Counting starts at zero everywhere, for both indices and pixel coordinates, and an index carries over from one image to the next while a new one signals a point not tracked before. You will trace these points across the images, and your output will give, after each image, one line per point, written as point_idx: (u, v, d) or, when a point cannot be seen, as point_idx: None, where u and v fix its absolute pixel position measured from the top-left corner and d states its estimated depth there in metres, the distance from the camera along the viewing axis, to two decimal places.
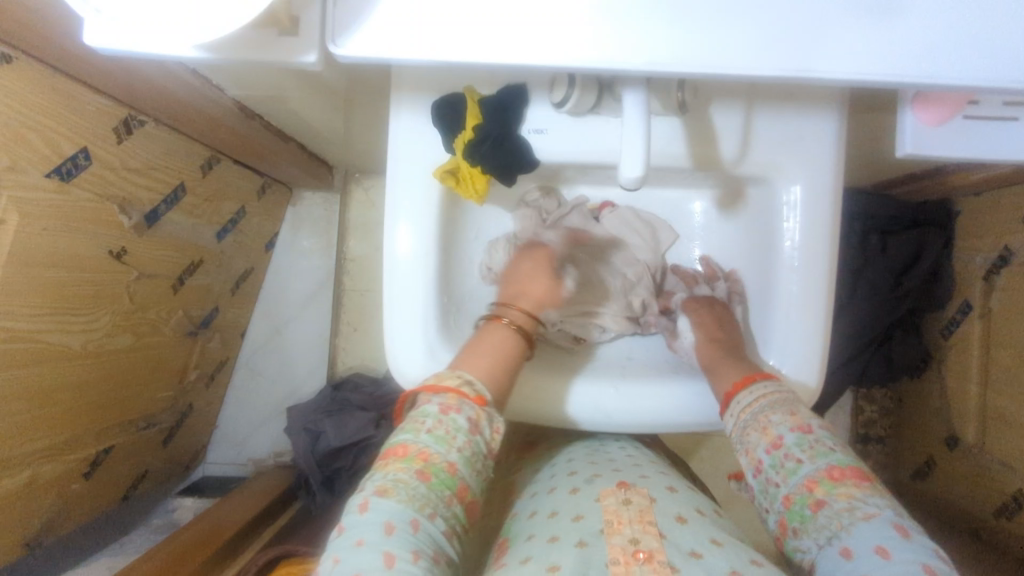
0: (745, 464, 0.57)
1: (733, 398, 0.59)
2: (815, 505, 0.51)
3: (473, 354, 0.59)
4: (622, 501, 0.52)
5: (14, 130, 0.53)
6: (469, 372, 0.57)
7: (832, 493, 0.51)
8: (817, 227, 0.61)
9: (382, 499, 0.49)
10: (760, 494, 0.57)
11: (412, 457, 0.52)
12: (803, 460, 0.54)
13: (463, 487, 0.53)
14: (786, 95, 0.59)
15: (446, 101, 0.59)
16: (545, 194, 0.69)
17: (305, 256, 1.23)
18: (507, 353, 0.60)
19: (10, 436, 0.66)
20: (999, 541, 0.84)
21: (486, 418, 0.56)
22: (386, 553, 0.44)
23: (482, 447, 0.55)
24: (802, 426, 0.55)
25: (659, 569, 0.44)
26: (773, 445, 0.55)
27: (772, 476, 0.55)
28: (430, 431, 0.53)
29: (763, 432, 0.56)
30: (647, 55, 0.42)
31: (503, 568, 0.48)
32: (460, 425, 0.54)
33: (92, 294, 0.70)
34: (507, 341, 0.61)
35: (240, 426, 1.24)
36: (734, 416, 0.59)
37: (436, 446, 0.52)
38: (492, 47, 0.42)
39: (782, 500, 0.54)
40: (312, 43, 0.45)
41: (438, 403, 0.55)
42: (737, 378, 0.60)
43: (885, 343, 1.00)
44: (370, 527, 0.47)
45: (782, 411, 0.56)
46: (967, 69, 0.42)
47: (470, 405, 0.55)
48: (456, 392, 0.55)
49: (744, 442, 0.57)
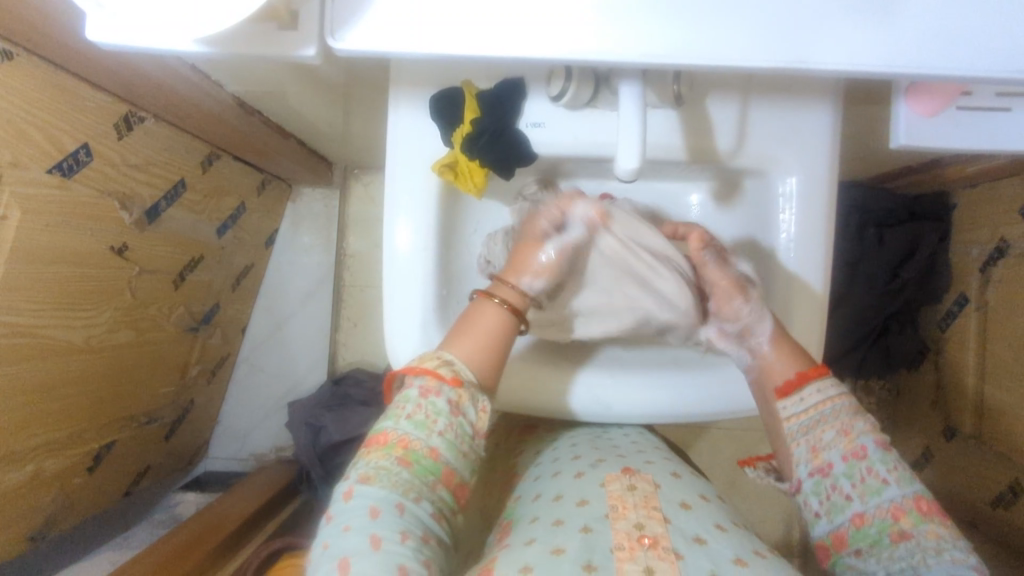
0: (807, 458, 0.58)
1: (805, 381, 0.59)
2: (897, 534, 0.53)
3: (462, 335, 0.59)
4: (626, 487, 0.53)
5: (16, 126, 0.53)
6: (454, 355, 0.57)
7: (919, 528, 0.53)
8: (813, 218, 0.62)
9: (365, 485, 0.50)
10: (811, 493, 0.58)
11: (392, 445, 0.53)
12: (888, 482, 0.55)
13: (449, 472, 0.54)
14: (781, 87, 0.59)
15: (444, 95, 0.59)
16: (544, 185, 0.68)
17: (305, 252, 1.24)
18: (496, 337, 0.60)
19: (15, 431, 0.66)
20: (995, 531, 0.85)
21: (468, 398, 0.56)
22: (373, 535, 0.46)
23: (466, 430, 0.55)
24: (882, 443, 0.56)
25: (663, 555, 0.45)
26: (854, 455, 0.56)
27: (841, 484, 0.56)
28: (410, 416, 0.54)
29: (841, 436, 0.57)
30: (642, 48, 0.43)
31: (507, 548, 0.49)
32: (441, 409, 0.54)
33: (94, 289, 0.71)
34: (498, 324, 0.60)
35: (241, 421, 1.25)
36: (805, 404, 0.59)
37: (417, 432, 0.53)
38: (489, 41, 0.42)
39: (850, 517, 0.55)
40: (312, 38, 0.45)
41: (418, 386, 0.55)
42: (809, 366, 0.60)
43: (883, 336, 0.99)
44: (357, 513, 0.48)
45: (860, 419, 0.57)
46: (960, 59, 0.42)
47: (450, 389, 0.55)
48: (434, 374, 0.55)
49: (811, 436, 0.58)
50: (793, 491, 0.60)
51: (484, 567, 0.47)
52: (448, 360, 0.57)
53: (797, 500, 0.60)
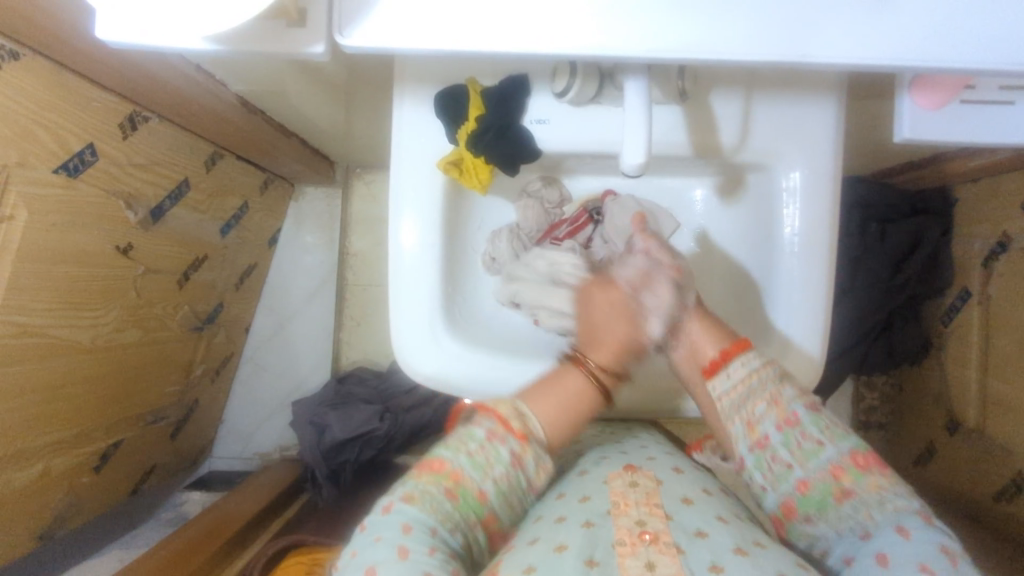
0: (744, 434, 0.59)
1: (727, 359, 0.59)
2: (840, 494, 0.54)
3: (543, 392, 0.59)
4: (628, 483, 0.53)
5: (22, 126, 0.53)
6: (531, 409, 0.58)
7: (860, 483, 0.54)
8: (816, 214, 0.61)
9: (406, 504, 0.51)
10: (754, 469, 0.58)
11: (445, 474, 0.53)
12: (823, 443, 0.56)
13: (491, 516, 0.54)
14: (783, 82, 0.60)
15: (448, 93, 0.59)
16: (546, 183, 0.69)
17: (308, 251, 1.24)
18: (577, 402, 0.60)
19: (21, 431, 0.67)
20: (999, 524, 0.85)
21: (532, 452, 0.56)
22: (402, 547, 0.46)
23: (522, 483, 0.56)
24: (812, 406, 0.58)
25: (664, 550, 0.45)
26: (787, 423, 0.57)
27: (780, 453, 0.57)
28: (471, 454, 0.54)
29: (773, 407, 0.57)
30: (648, 43, 0.43)
31: (512, 549, 0.49)
32: (501, 457, 0.55)
33: (101, 289, 0.71)
34: (581, 388, 0.60)
35: (246, 420, 1.25)
36: (732, 380, 0.59)
37: (471, 471, 0.54)
38: (496, 37, 0.43)
39: (794, 485, 0.56)
40: (320, 35, 0.45)
41: (485, 428, 0.55)
42: (731, 342, 0.61)
43: (886, 332, 1.01)
44: (391, 526, 0.49)
45: (788, 385, 0.58)
46: (969, 52, 0.42)
47: (516, 440, 0.55)
48: (503, 423, 0.56)
49: (746, 411, 0.58)
50: (738, 469, 0.61)
51: (492, 568, 0.47)
52: (522, 411, 0.57)
53: (746, 479, 0.60)
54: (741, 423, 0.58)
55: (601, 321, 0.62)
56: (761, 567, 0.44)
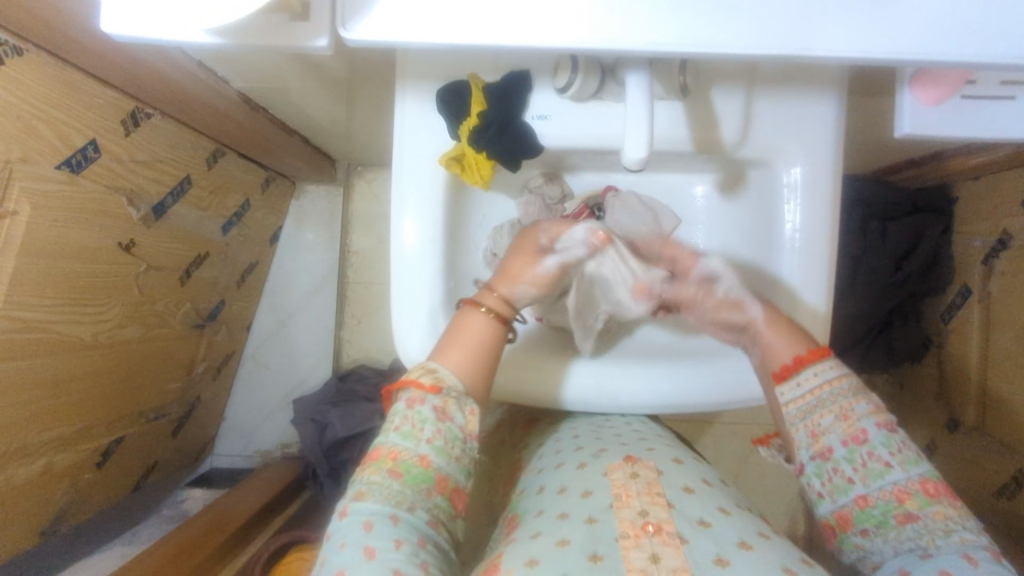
0: (807, 442, 0.58)
1: (801, 366, 0.59)
2: (902, 516, 0.54)
3: (450, 345, 0.59)
4: (629, 475, 0.53)
5: (26, 122, 0.54)
6: (439, 363, 0.58)
7: (926, 510, 0.53)
8: (817, 210, 0.62)
9: (358, 502, 0.51)
10: (813, 475, 0.59)
11: (384, 458, 0.54)
12: (891, 465, 0.55)
13: (442, 477, 0.54)
14: (784, 79, 0.60)
15: (450, 88, 0.60)
16: (548, 179, 0.69)
17: (309, 249, 1.24)
18: (487, 344, 0.59)
19: (24, 426, 0.67)
20: (1001, 521, 0.85)
21: (455, 403, 0.56)
22: (367, 547, 0.47)
23: (456, 433, 0.56)
24: (887, 425, 0.57)
25: (668, 541, 0.45)
26: (854, 439, 0.56)
27: (842, 466, 0.57)
28: (398, 428, 0.55)
29: (841, 420, 0.57)
30: (650, 37, 0.43)
31: (513, 542, 0.49)
32: (426, 417, 0.55)
33: (102, 285, 0.71)
34: (487, 328, 0.60)
35: (247, 418, 1.26)
36: (803, 388, 0.59)
37: (405, 443, 0.54)
38: (499, 33, 0.43)
39: (855, 500, 0.56)
40: (323, 28, 0.46)
41: (405, 398, 0.56)
42: (808, 349, 0.60)
43: (886, 329, 1.00)
44: (351, 528, 0.49)
45: (861, 400, 0.58)
46: (968, 45, 0.43)
47: (433, 395, 0.55)
48: (417, 385, 0.56)
49: (811, 420, 0.58)
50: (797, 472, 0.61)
51: (491, 562, 0.48)
52: (433, 368, 0.57)
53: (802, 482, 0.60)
54: (805, 432, 0.58)
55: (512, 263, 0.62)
56: (768, 561, 0.44)
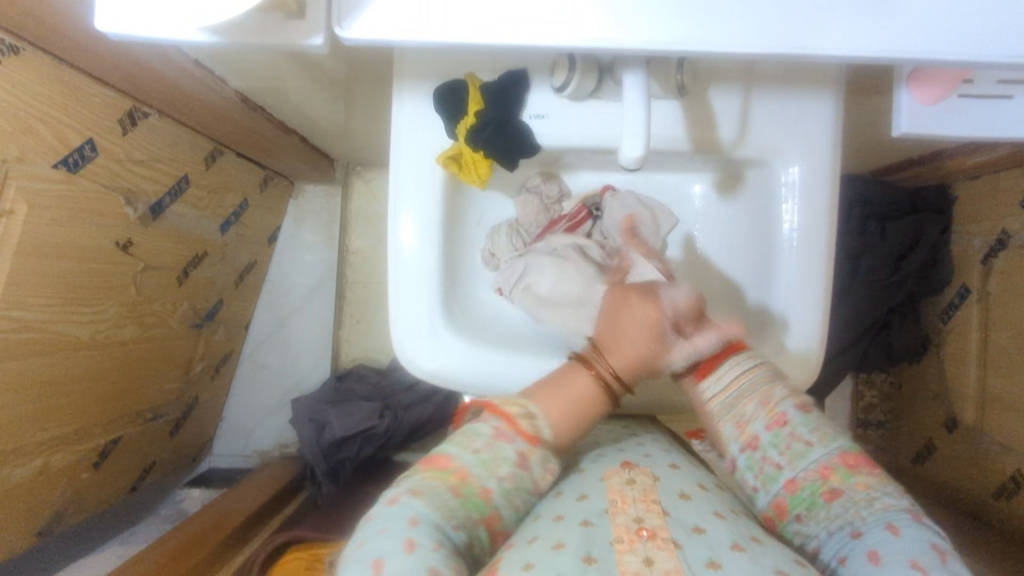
0: (735, 434, 0.59)
1: (719, 358, 0.61)
2: (829, 493, 0.53)
3: (550, 393, 0.59)
4: (626, 481, 0.53)
5: (22, 120, 0.54)
6: (537, 409, 0.58)
7: (849, 482, 0.53)
8: (815, 210, 0.62)
9: (411, 497, 0.50)
10: (746, 469, 0.59)
11: (450, 472, 0.53)
12: (812, 444, 0.56)
13: (494, 515, 0.53)
14: (782, 78, 0.60)
15: (448, 87, 0.60)
16: (546, 179, 0.70)
17: (307, 249, 1.24)
18: (585, 408, 0.59)
19: (21, 426, 0.67)
20: (999, 522, 0.85)
21: (539, 456, 0.56)
22: (408, 539, 0.45)
23: (527, 483, 0.55)
24: (803, 406, 0.58)
25: (662, 545, 0.45)
26: (776, 423, 0.57)
27: (770, 454, 0.57)
28: (478, 452, 0.55)
29: (763, 406, 0.58)
30: (647, 34, 0.43)
31: (511, 548, 0.49)
32: (507, 456, 0.55)
33: (99, 285, 0.71)
34: (587, 387, 0.59)
35: (246, 417, 1.25)
36: (723, 381, 0.60)
37: (477, 469, 0.54)
38: (496, 30, 0.43)
39: (784, 484, 0.56)
40: (319, 26, 0.45)
41: (493, 426, 0.57)
42: (725, 342, 0.61)
43: (884, 329, 1.00)
44: (396, 519, 0.47)
45: (778, 385, 0.59)
46: (967, 43, 0.43)
47: (521, 440, 0.56)
48: (512, 423, 0.57)
49: (735, 411, 0.59)
50: (733, 470, 0.61)
51: (490, 564, 0.47)
52: (530, 412, 0.58)
53: (739, 480, 0.60)
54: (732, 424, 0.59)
55: (629, 337, 0.59)
56: (762, 565, 0.44)
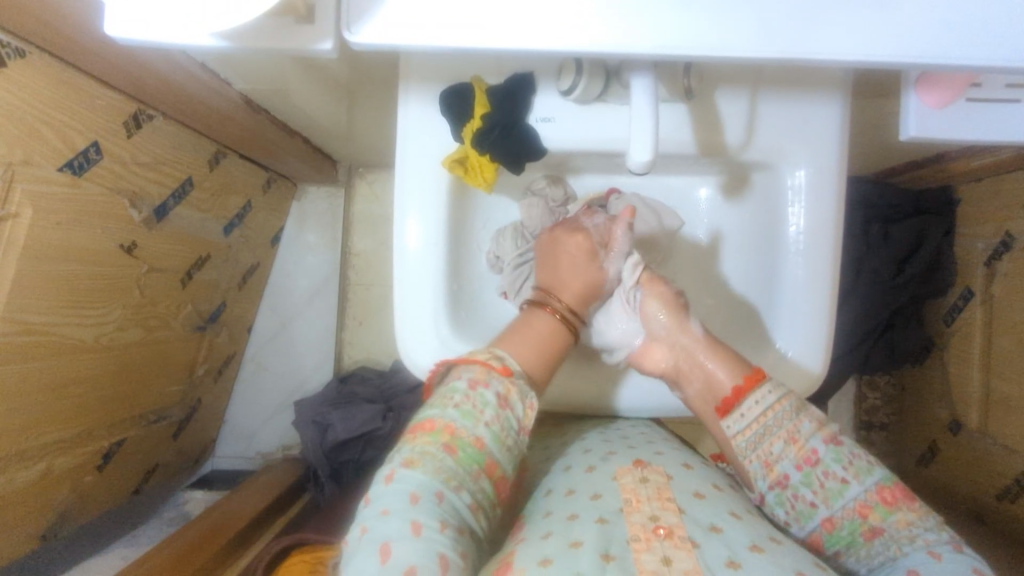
0: (762, 473, 0.58)
1: (741, 397, 0.59)
2: (869, 532, 0.54)
3: (515, 336, 0.61)
4: (639, 479, 0.53)
5: (28, 123, 0.53)
6: (507, 351, 0.59)
7: (888, 520, 0.53)
8: (821, 212, 0.61)
9: (407, 470, 0.49)
10: (776, 504, 0.58)
11: (439, 431, 0.52)
12: (848, 480, 0.55)
13: (492, 463, 0.53)
14: (788, 80, 0.60)
15: (454, 90, 0.60)
16: (551, 181, 0.68)
17: (310, 251, 1.24)
18: (549, 343, 0.62)
19: (24, 429, 0.66)
20: (1003, 525, 0.85)
21: (517, 393, 0.56)
22: (414, 521, 0.45)
23: (514, 424, 0.55)
24: (832, 439, 0.57)
25: (679, 544, 0.45)
26: (807, 462, 0.56)
27: (802, 491, 0.56)
28: (458, 405, 0.53)
29: (791, 444, 0.57)
30: (657, 38, 0.43)
31: (523, 542, 0.48)
32: (488, 400, 0.54)
33: (103, 288, 0.71)
34: (551, 328, 0.62)
35: (248, 419, 1.25)
36: (747, 419, 0.58)
37: (463, 421, 0.53)
38: (502, 34, 0.43)
39: (820, 522, 0.56)
40: (329, 31, 0.45)
41: (468, 378, 0.55)
42: (744, 376, 0.59)
43: (888, 331, 1.00)
44: (396, 496, 0.47)
45: (805, 419, 0.57)
46: (974, 47, 0.43)
47: (498, 380, 0.56)
48: (484, 366, 0.56)
49: (761, 450, 0.58)
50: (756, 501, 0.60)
51: (502, 561, 0.47)
52: (500, 355, 0.59)
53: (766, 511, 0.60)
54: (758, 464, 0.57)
55: (564, 267, 0.65)
56: (776, 564, 0.44)
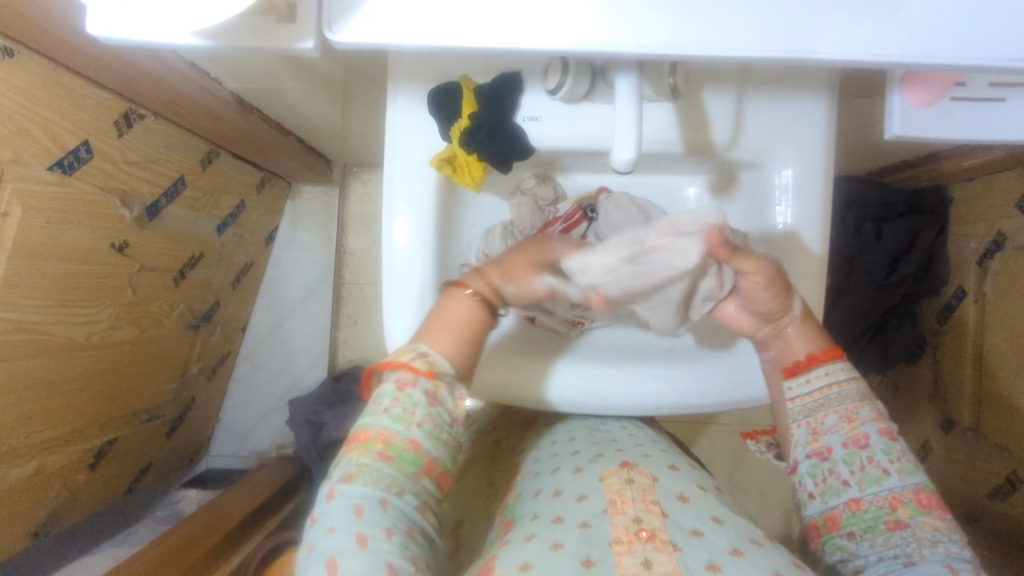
0: (806, 440, 0.57)
1: (812, 363, 0.59)
2: (892, 523, 0.52)
3: (439, 326, 0.57)
4: (624, 480, 0.53)
5: (16, 123, 0.54)
6: (431, 346, 0.55)
7: (916, 519, 0.51)
8: (810, 210, 0.62)
9: (347, 484, 0.48)
10: (807, 474, 0.57)
11: (374, 440, 0.50)
12: (889, 472, 0.53)
13: (430, 461, 0.51)
14: (776, 80, 0.60)
15: (442, 90, 0.60)
16: (541, 180, 0.69)
17: (305, 250, 1.24)
18: (474, 329, 0.57)
19: (17, 426, 0.67)
20: (995, 523, 0.85)
21: (446, 388, 0.54)
22: (359, 533, 0.45)
23: (445, 418, 0.53)
24: (887, 433, 0.55)
25: (661, 547, 0.45)
26: (855, 442, 0.55)
27: (839, 468, 0.55)
28: (388, 410, 0.51)
29: (845, 422, 0.56)
30: (639, 38, 0.43)
31: (506, 544, 0.49)
32: (418, 400, 0.52)
33: (96, 286, 0.71)
34: (472, 313, 0.57)
35: (243, 418, 1.26)
36: (812, 386, 0.58)
37: (394, 426, 0.50)
38: (485, 34, 0.43)
39: (846, 501, 0.54)
40: (309, 31, 0.46)
41: (395, 380, 0.53)
42: (820, 347, 0.60)
43: (882, 331, 0.99)
44: (341, 512, 0.46)
45: (867, 406, 0.56)
46: (959, 46, 0.43)
47: (425, 378, 0.53)
48: (408, 367, 0.53)
49: (814, 419, 0.57)
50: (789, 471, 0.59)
51: (486, 565, 0.47)
52: (423, 351, 0.54)
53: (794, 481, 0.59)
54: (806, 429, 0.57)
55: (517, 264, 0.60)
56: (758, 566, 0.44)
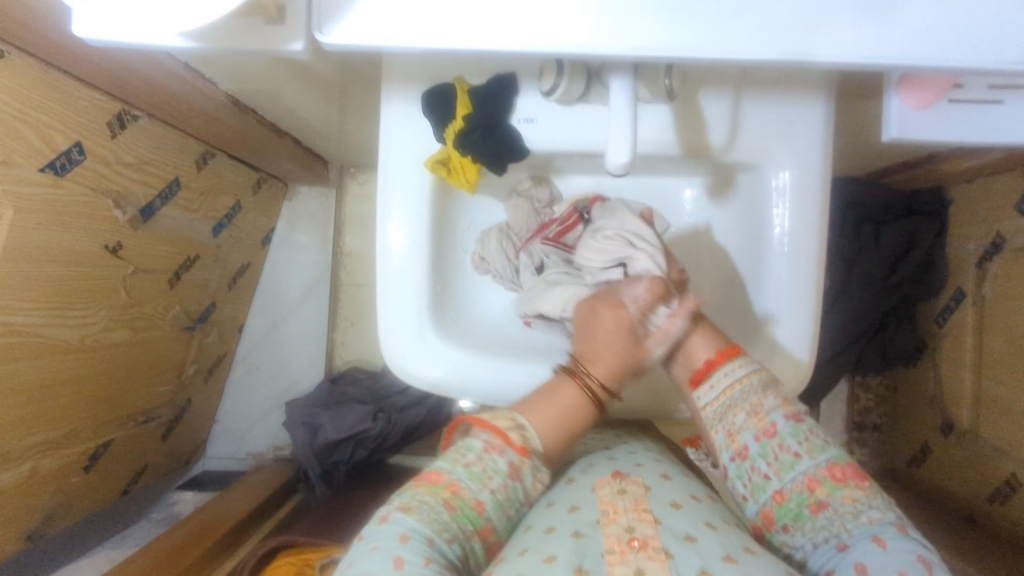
0: (725, 443, 0.58)
1: (712, 368, 0.59)
2: (815, 506, 0.53)
3: (543, 404, 0.58)
4: (617, 491, 0.53)
5: (8, 124, 0.53)
6: (530, 422, 0.57)
7: (835, 496, 0.52)
8: (806, 213, 0.61)
9: (403, 513, 0.49)
10: (736, 477, 0.58)
11: (443, 485, 0.52)
12: (800, 455, 0.55)
13: (487, 527, 0.52)
14: (772, 80, 0.59)
15: (436, 91, 0.59)
16: (536, 182, 0.69)
17: (301, 251, 1.24)
18: (573, 417, 0.58)
19: (11, 428, 0.66)
20: (994, 526, 0.85)
21: (530, 466, 0.55)
22: (397, 557, 0.44)
23: (519, 496, 0.54)
24: (794, 416, 0.56)
25: (653, 556, 0.44)
26: (765, 433, 0.56)
27: (758, 464, 0.56)
28: (468, 465, 0.53)
29: (752, 417, 0.57)
30: (634, 39, 0.42)
31: (499, 560, 0.48)
32: (499, 468, 0.54)
33: (89, 288, 0.71)
34: (578, 401, 0.58)
35: (239, 420, 1.25)
36: (715, 390, 0.59)
37: (468, 482, 0.52)
38: (479, 34, 0.42)
39: (771, 495, 0.55)
40: (299, 33, 0.45)
41: (484, 440, 0.55)
42: (718, 349, 0.60)
43: (880, 332, 1.01)
44: (388, 535, 0.47)
45: (771, 394, 0.57)
46: (959, 47, 0.42)
47: (513, 450, 0.55)
48: (503, 435, 0.55)
49: (726, 421, 0.58)
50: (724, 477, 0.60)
51: None
52: (520, 423, 0.56)
53: (730, 487, 0.59)
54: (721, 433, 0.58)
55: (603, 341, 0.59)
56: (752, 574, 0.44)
